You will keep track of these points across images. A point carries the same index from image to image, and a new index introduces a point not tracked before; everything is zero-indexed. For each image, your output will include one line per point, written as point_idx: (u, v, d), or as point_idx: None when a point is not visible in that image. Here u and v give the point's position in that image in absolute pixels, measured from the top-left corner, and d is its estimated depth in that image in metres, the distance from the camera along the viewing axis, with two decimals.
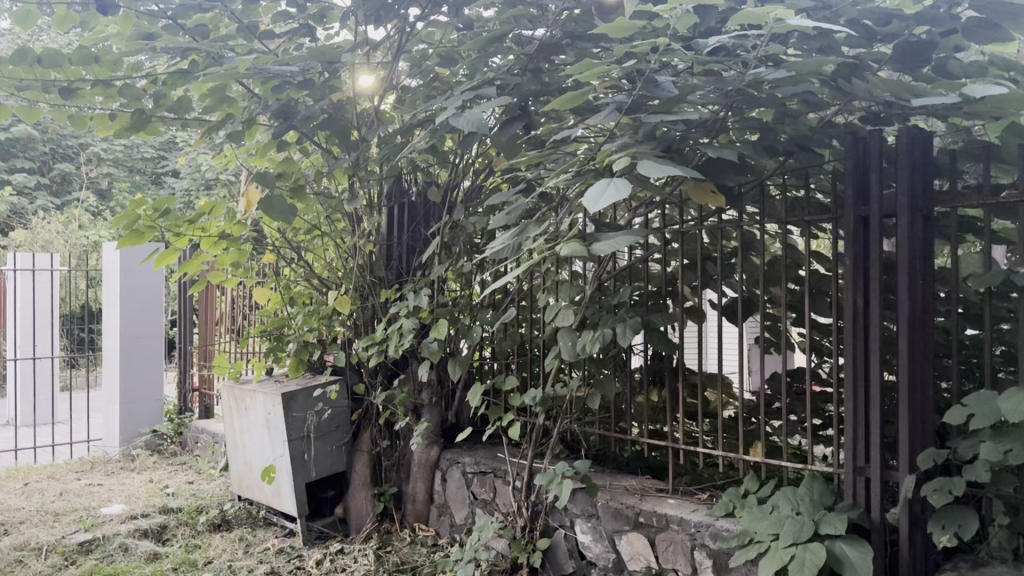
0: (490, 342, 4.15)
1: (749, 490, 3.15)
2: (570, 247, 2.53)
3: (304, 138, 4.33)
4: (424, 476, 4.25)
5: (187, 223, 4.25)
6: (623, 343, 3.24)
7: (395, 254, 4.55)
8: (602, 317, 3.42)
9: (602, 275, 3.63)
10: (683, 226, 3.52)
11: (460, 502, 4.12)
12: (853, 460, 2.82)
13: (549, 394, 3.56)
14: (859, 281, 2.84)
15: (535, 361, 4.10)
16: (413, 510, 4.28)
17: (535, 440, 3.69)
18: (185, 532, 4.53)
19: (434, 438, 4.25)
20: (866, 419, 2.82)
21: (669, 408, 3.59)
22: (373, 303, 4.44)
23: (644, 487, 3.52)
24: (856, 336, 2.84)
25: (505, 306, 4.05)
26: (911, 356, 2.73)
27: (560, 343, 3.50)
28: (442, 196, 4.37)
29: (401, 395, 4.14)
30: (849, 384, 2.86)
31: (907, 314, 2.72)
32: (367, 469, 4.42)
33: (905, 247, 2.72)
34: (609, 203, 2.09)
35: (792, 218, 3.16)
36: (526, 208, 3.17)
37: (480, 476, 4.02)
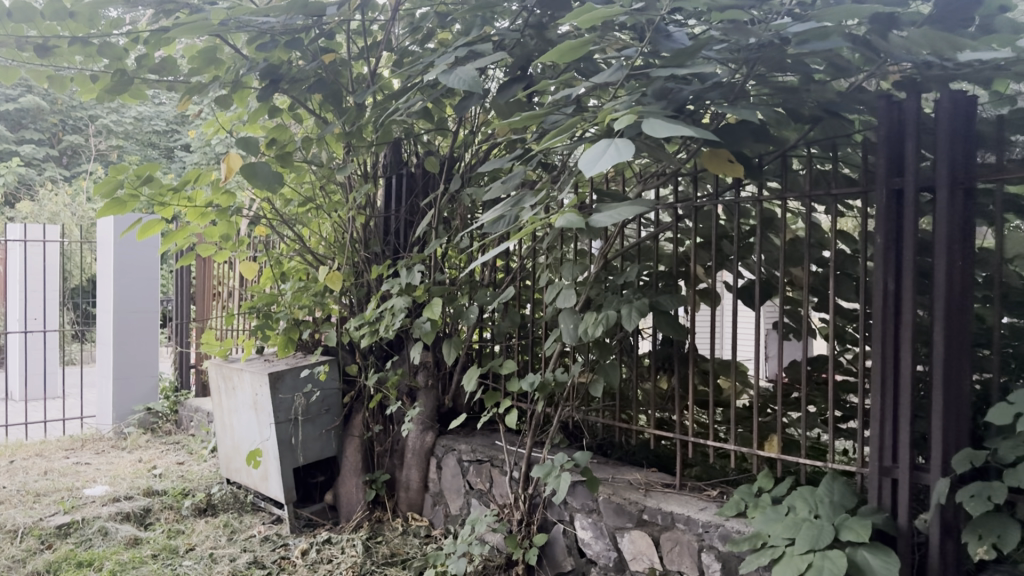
0: (488, 323, 3.90)
1: (762, 488, 2.90)
2: (566, 218, 2.18)
3: (296, 104, 4.08)
4: (418, 463, 4.02)
5: (172, 191, 4.03)
6: (628, 327, 2.96)
7: (392, 228, 4.32)
8: (607, 298, 3.15)
9: (608, 253, 3.37)
10: (696, 200, 3.24)
11: (455, 491, 3.88)
12: (879, 460, 2.56)
13: (549, 380, 3.30)
14: (890, 261, 2.55)
15: (537, 344, 3.85)
16: (405, 499, 4.06)
17: (534, 428, 3.44)
18: (169, 516, 4.35)
19: (429, 424, 4.02)
20: (895, 414, 2.54)
21: (679, 397, 3.32)
22: (368, 279, 4.19)
23: (649, 481, 3.27)
24: (886, 323, 2.56)
25: (504, 285, 3.79)
26: (948, 345, 2.45)
27: (561, 325, 3.23)
28: (441, 167, 4.11)
29: (394, 377, 3.90)
30: (876, 375, 2.59)
31: (944, 299, 2.44)
32: (359, 455, 4.19)
33: (945, 224, 2.43)
34: (607, 166, 1.83)
35: (817, 192, 2.88)
36: (523, 177, 2.91)
37: (476, 465, 3.79)
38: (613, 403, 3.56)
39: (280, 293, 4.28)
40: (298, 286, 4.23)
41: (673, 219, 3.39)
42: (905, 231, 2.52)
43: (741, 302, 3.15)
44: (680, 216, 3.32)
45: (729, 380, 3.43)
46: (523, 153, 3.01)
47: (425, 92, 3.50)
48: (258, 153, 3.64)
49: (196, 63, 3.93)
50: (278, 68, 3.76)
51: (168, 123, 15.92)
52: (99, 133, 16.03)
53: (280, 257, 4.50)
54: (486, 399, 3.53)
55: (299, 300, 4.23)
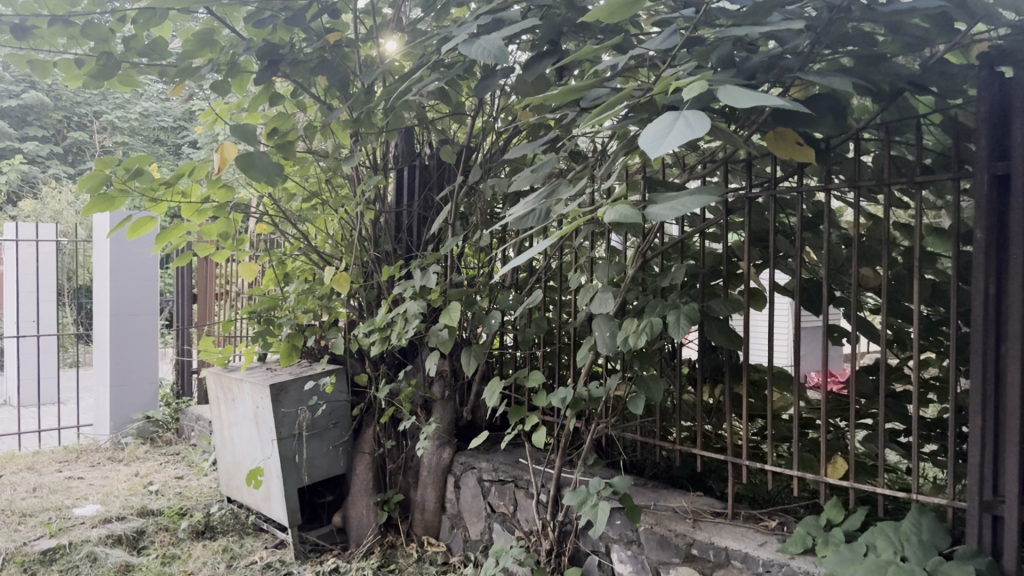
0: (511, 328, 3.53)
1: (831, 521, 2.54)
2: (615, 211, 1.82)
3: (298, 88, 3.72)
4: (434, 482, 3.65)
5: (164, 186, 3.68)
6: (676, 338, 2.58)
7: (405, 225, 3.96)
8: (650, 302, 2.77)
9: (647, 250, 2.99)
10: (748, 190, 2.86)
11: (475, 514, 3.51)
12: (980, 494, 2.17)
13: (583, 395, 2.92)
14: (992, 258, 2.16)
15: (565, 352, 3.49)
16: (421, 521, 3.69)
17: (564, 448, 3.06)
18: (164, 539, 4.01)
19: (446, 439, 3.65)
20: (999, 439, 2.15)
21: (730, 415, 2.94)
22: (378, 281, 3.83)
23: (696, 509, 2.92)
24: (986, 331, 2.17)
25: (529, 287, 3.42)
26: None
27: (596, 333, 2.85)
28: (457, 157, 3.74)
29: (408, 389, 3.53)
30: (973, 393, 2.21)
31: None
32: (370, 473, 3.83)
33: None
34: (676, 144, 1.46)
35: (896, 179, 2.50)
36: (556, 164, 2.52)
37: (499, 486, 3.41)
38: (651, 419, 3.18)
39: (283, 296, 3.92)
40: (302, 288, 3.87)
41: (721, 212, 3.00)
42: (1012, 223, 2.13)
43: (800, 305, 2.77)
44: (726, 208, 2.94)
45: (784, 392, 3.06)
46: (555, 136, 2.61)
47: (440, 71, 3.10)
48: (256, 142, 3.26)
49: (189, 45, 3.54)
50: (277, 48, 3.36)
51: (174, 120, 15.64)
52: (103, 130, 15.76)
53: (284, 256, 4.14)
54: (510, 415, 3.15)
55: (303, 303, 3.86)
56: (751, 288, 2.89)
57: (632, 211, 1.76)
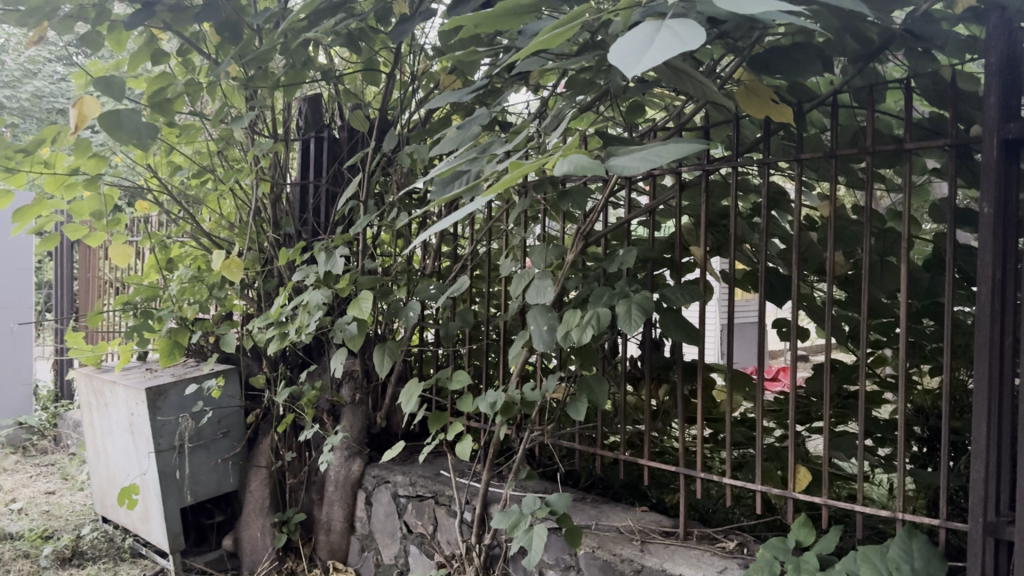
0: (432, 322, 3.09)
1: (800, 543, 2.20)
2: (568, 158, 1.39)
3: (183, 42, 3.18)
4: (342, 498, 3.18)
5: (20, 153, 3.08)
6: (627, 333, 2.19)
7: (311, 204, 3.48)
8: (594, 290, 2.38)
9: (589, 233, 2.60)
10: (706, 163, 2.49)
11: (389, 535, 3.05)
12: (984, 515, 1.81)
13: (515, 399, 2.49)
14: (1000, 235, 1.81)
15: (494, 349, 3.07)
16: (326, 543, 3.22)
17: (492, 459, 2.64)
18: (22, 568, 3.42)
19: (357, 450, 3.19)
20: (1005, 448, 1.81)
21: (682, 420, 2.58)
22: (279, 268, 3.34)
23: (644, 529, 2.54)
24: (995, 321, 1.81)
25: (453, 275, 2.99)
26: None
27: (530, 327, 2.42)
28: (371, 125, 3.28)
29: (311, 393, 3.04)
30: (976, 396, 1.85)
31: None
32: (267, 490, 3.34)
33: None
34: (660, 60, 1.07)
35: (879, 148, 2.16)
36: (487, 120, 2.12)
37: (417, 503, 2.96)
38: (592, 424, 2.80)
39: (164, 285, 3.37)
40: (187, 275, 3.33)
41: (675, 189, 2.63)
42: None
43: (763, 294, 2.42)
44: (678, 183, 2.57)
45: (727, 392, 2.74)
46: (485, 86, 2.24)
47: (349, 18, 2.63)
48: (125, 98, 2.73)
49: None
50: None
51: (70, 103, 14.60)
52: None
53: (168, 240, 3.58)
54: (430, 422, 2.68)
55: (188, 293, 3.31)
56: (706, 276, 2.52)
57: (591, 161, 1.34)
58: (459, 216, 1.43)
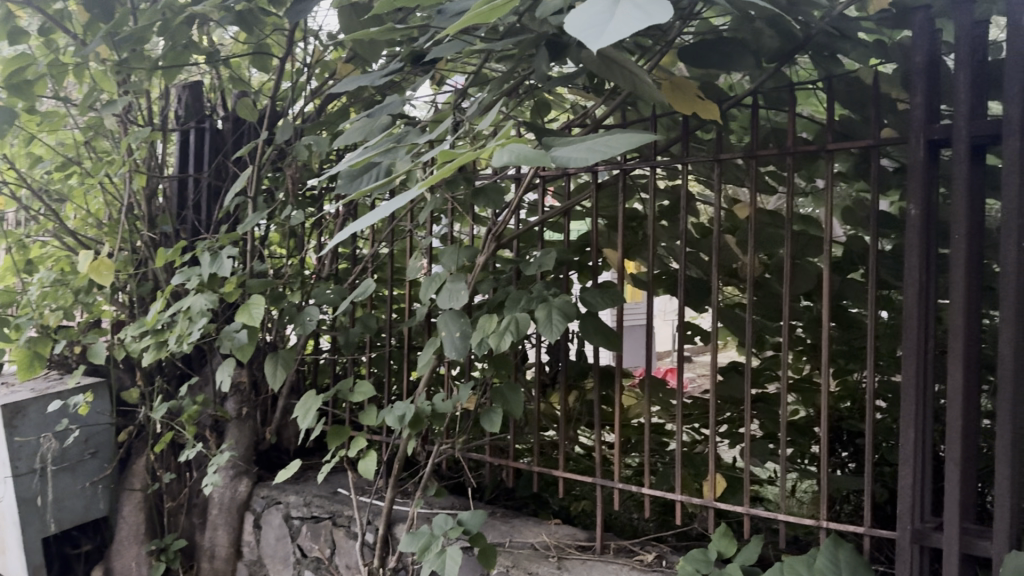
0: (328, 328, 2.88)
1: (722, 554, 2.13)
2: (507, 147, 1.24)
3: (43, 17, 2.84)
4: (227, 521, 2.91)
5: None
6: (547, 338, 2.06)
7: (191, 201, 3.20)
8: (510, 294, 2.24)
9: (501, 234, 2.46)
10: (623, 163, 2.40)
11: (281, 560, 2.82)
12: (912, 522, 1.78)
13: (424, 411, 2.32)
14: (926, 238, 1.79)
15: (395, 358, 2.89)
16: (209, 571, 2.95)
17: (398, 475, 2.45)
18: None
19: (244, 469, 2.94)
20: (930, 453, 1.79)
21: (599, 429, 2.48)
22: (155, 270, 3.04)
23: (558, 544, 2.42)
24: (921, 326, 1.79)
25: (352, 278, 2.80)
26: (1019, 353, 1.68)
27: (441, 333, 2.26)
28: (259, 115, 3.03)
29: (192, 408, 2.76)
30: (904, 402, 1.82)
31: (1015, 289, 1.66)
32: (142, 514, 3.03)
33: (1018, 180, 1.64)
34: (628, 32, 0.94)
35: (801, 148, 2.12)
36: (399, 108, 1.94)
37: (312, 524, 2.74)
38: (503, 435, 2.66)
39: (21, 290, 2.99)
40: (50, 279, 2.97)
41: (588, 189, 2.53)
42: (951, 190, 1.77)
43: (681, 298, 2.35)
44: (593, 184, 2.47)
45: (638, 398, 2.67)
46: (396, 70, 2.05)
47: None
48: None
49: None
50: None
51: None
52: None
53: (25, 239, 3.15)
54: (328, 437, 2.47)
55: (49, 298, 2.92)
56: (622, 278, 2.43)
57: (534, 151, 1.19)
58: (388, 209, 1.22)
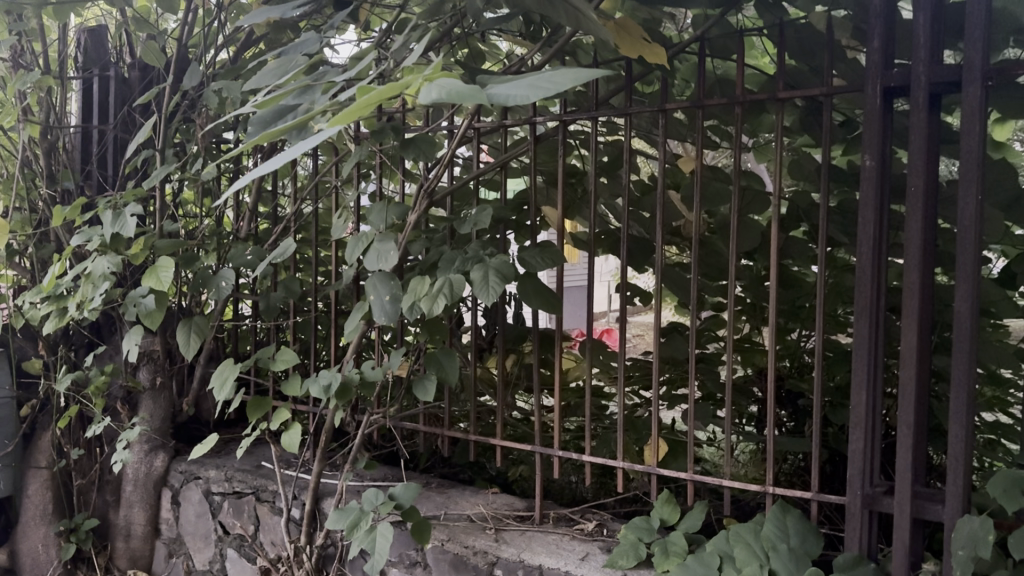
0: (249, 292, 2.70)
1: (665, 522, 2.05)
2: (437, 85, 1.06)
3: None
4: (143, 498, 2.73)
5: None
6: (483, 301, 1.93)
7: (95, 155, 2.95)
8: (444, 255, 2.10)
9: (433, 190, 2.31)
10: (563, 114, 2.26)
11: (202, 538, 2.66)
12: (861, 487, 1.72)
13: (352, 379, 2.17)
14: (881, 191, 1.71)
15: (322, 322, 2.73)
16: (125, 551, 2.78)
17: (325, 448, 2.31)
18: None
19: (160, 443, 2.75)
20: (882, 416, 1.73)
21: (539, 395, 2.37)
22: (56, 231, 2.80)
23: (496, 515, 2.32)
24: (873, 285, 1.71)
25: (273, 238, 2.61)
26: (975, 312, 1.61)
27: (370, 296, 2.11)
28: (167, 61, 2.79)
29: (100, 379, 2.58)
30: (857, 363, 1.75)
31: (973, 244, 1.59)
32: (49, 494, 2.78)
33: (978, 130, 1.56)
34: None
35: (748, 97, 2.01)
36: (316, 46, 1.75)
37: (234, 500, 2.58)
38: (437, 402, 2.53)
39: None
40: None
41: (525, 142, 2.38)
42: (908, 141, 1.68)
43: (623, 258, 2.24)
44: (531, 136, 2.33)
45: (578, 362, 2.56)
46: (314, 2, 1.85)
47: None
48: None
49: None
50: None
51: None
52: None
53: None
54: (248, 409, 2.30)
55: None
56: (564, 237, 2.31)
57: (467, 87, 1.03)
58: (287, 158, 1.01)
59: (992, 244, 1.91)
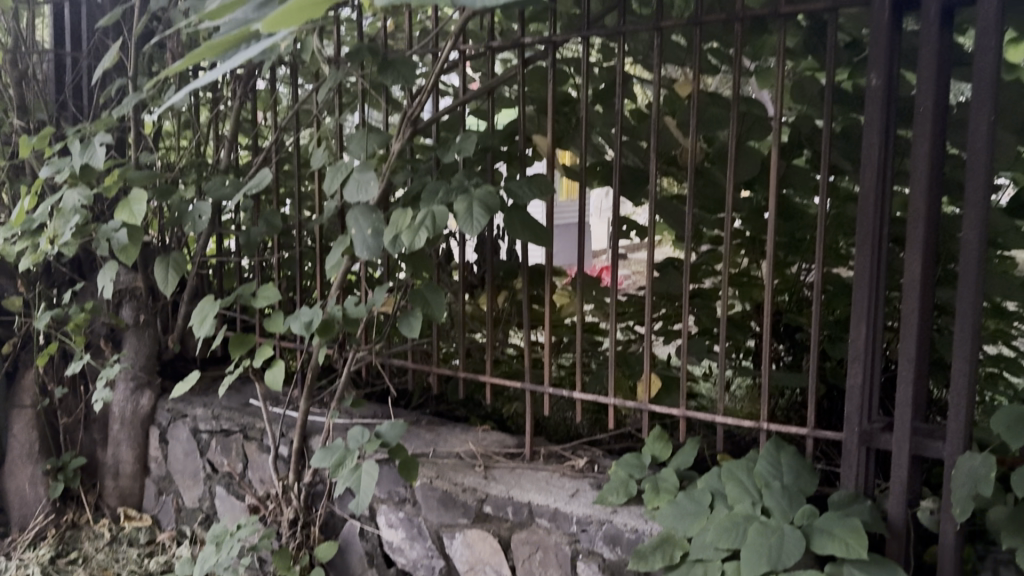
0: (231, 227, 2.62)
1: (657, 459, 2.00)
2: None
3: None
4: (130, 436, 2.70)
5: None
6: (467, 233, 1.85)
7: (70, 85, 2.84)
8: (427, 185, 2.00)
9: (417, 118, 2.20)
10: (552, 35, 2.15)
11: (190, 476, 2.63)
12: (859, 423, 1.66)
13: (335, 315, 2.10)
14: (888, 112, 1.61)
15: (307, 258, 2.65)
16: (114, 489, 2.76)
17: (310, 385, 2.25)
18: None
19: (145, 381, 2.70)
20: (882, 350, 1.66)
21: (529, 331, 2.30)
22: (30, 165, 2.70)
23: (486, 452, 2.27)
24: (877, 213, 1.62)
25: (253, 170, 2.51)
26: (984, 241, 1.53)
27: (351, 229, 2.02)
28: None
29: (80, 316, 2.51)
30: (857, 295, 1.67)
31: (983, 168, 1.50)
32: (34, 433, 2.74)
33: (993, 45, 1.45)
34: None
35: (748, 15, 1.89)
36: None
37: (222, 438, 2.54)
38: (426, 339, 2.46)
39: None
40: None
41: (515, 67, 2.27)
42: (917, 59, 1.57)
43: (616, 188, 2.14)
44: (520, 60, 2.22)
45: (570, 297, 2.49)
46: None
47: None
48: None
49: None
50: None
51: None
52: None
53: None
54: (230, 346, 2.23)
55: None
56: (554, 167, 2.21)
57: None
58: None
59: (1003, 170, 1.81)
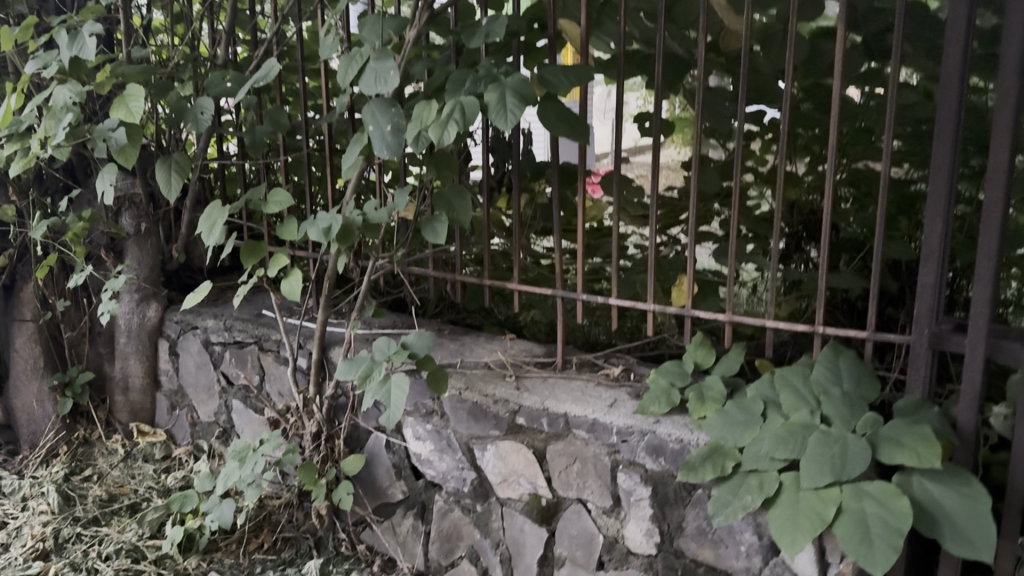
0: (233, 128, 2.44)
1: (699, 366, 1.91)
2: None
3: None
4: (138, 350, 2.60)
5: None
6: (500, 128, 1.69)
7: None
8: (452, 75, 1.83)
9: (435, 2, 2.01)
10: None
11: (204, 389, 2.54)
12: (927, 325, 1.56)
13: (355, 220, 1.96)
14: None
15: (316, 160, 2.49)
16: (125, 404, 2.68)
17: (328, 295, 2.13)
18: None
19: (150, 292, 2.58)
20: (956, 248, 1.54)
21: (558, 234, 2.17)
22: (12, 63, 2.50)
23: (515, 362, 2.18)
24: (959, 98, 1.47)
25: (255, 64, 2.32)
26: None
27: (370, 124, 1.86)
28: None
29: (78, 225, 2.36)
30: (931, 189, 1.54)
31: None
32: (38, 347, 2.63)
33: None
34: None
35: None
36: None
37: (235, 350, 2.44)
38: (448, 245, 2.34)
39: None
40: None
41: None
42: None
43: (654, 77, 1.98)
44: None
45: (599, 199, 2.35)
46: None
47: None
48: None
49: None
50: None
51: None
52: None
53: None
54: (241, 255, 2.09)
55: None
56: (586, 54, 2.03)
57: None
58: None
59: None
